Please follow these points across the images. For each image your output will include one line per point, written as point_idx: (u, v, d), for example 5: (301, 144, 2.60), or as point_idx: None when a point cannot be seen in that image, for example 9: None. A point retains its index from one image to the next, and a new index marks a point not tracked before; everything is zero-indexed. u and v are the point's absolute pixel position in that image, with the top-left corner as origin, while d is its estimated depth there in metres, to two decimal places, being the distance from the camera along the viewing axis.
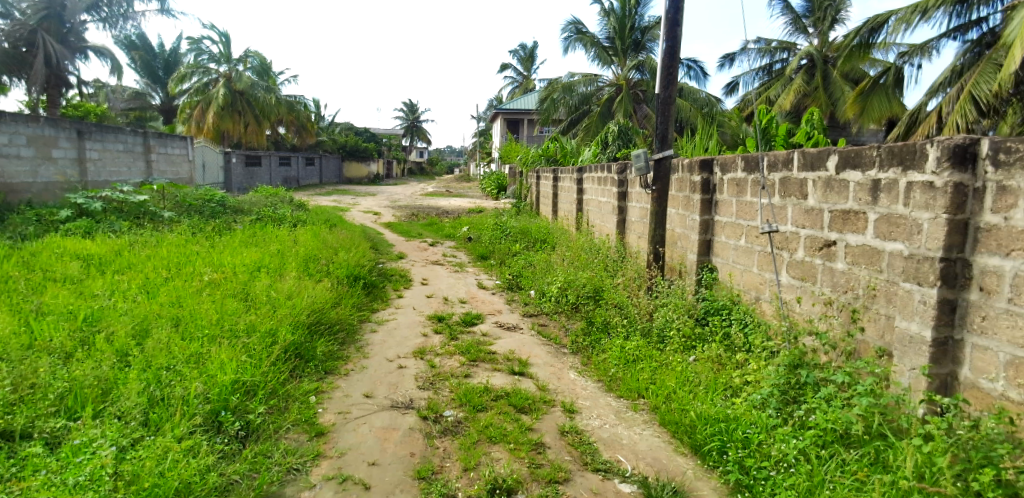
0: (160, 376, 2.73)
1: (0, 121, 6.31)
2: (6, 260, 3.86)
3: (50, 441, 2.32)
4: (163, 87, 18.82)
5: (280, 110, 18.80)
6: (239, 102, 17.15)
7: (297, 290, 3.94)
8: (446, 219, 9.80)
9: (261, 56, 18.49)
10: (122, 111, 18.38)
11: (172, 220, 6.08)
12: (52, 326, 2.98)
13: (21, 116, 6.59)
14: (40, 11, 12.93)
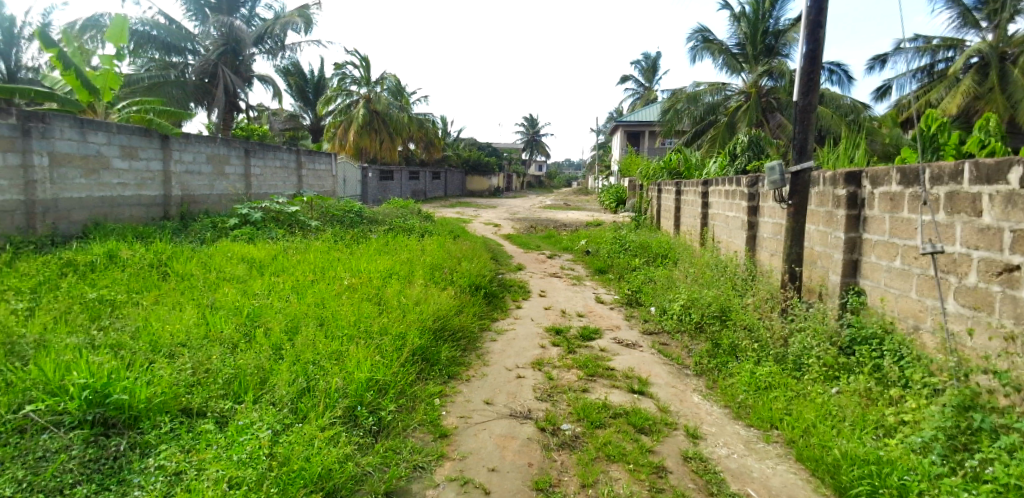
0: (307, 370, 3.02)
1: (191, 143, 7.42)
2: (189, 260, 4.49)
3: (220, 420, 2.66)
4: (313, 109, 20.98)
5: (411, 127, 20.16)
6: (376, 121, 18.61)
7: (424, 297, 4.16)
8: (565, 232, 9.87)
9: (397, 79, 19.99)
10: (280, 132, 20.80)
11: (317, 229, 6.74)
12: (223, 319, 3.41)
13: (204, 138, 7.67)
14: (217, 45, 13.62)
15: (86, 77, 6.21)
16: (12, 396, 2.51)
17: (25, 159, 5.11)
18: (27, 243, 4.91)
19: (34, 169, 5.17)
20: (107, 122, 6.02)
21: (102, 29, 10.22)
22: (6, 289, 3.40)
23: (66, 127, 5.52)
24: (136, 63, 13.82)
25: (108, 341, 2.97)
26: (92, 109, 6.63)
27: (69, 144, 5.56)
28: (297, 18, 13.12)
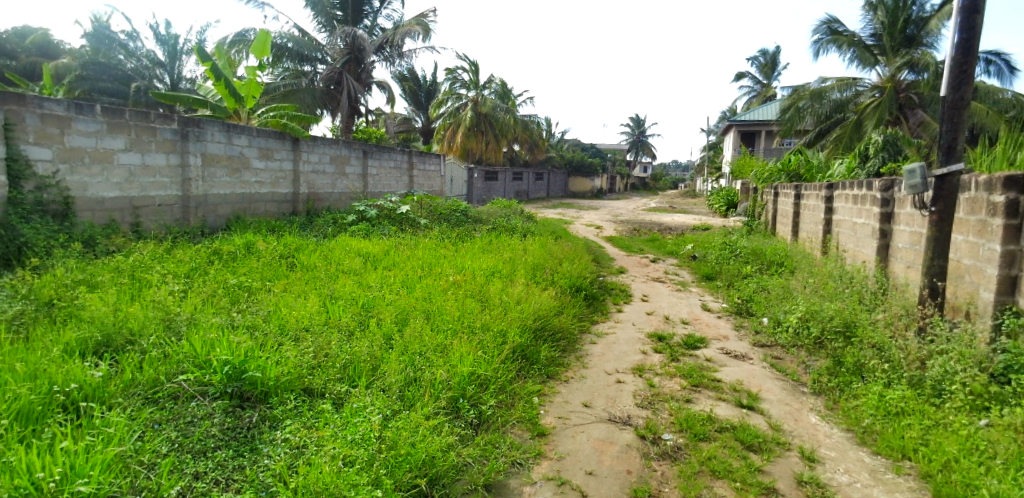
0: (415, 360, 3.17)
1: (319, 145, 8.09)
2: (314, 253, 4.91)
3: (336, 401, 2.87)
4: (425, 111, 22.02)
5: (517, 129, 20.50)
6: (484, 123, 19.12)
7: (525, 296, 4.22)
8: (670, 236, 9.57)
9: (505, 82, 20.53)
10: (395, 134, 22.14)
11: (425, 227, 7.07)
12: (341, 308, 3.68)
13: (329, 141, 8.32)
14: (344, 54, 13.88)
15: (233, 86, 6.95)
16: (169, 365, 2.87)
17: (183, 160, 5.84)
18: (182, 233, 5.62)
19: (190, 168, 5.90)
20: (249, 126, 6.72)
21: (249, 43, 11.39)
22: (167, 272, 3.91)
23: (217, 131, 6.23)
24: (271, 73, 14.29)
25: (245, 322, 3.31)
26: (238, 115, 7.44)
27: (218, 146, 6.27)
28: (416, 27, 13.63)
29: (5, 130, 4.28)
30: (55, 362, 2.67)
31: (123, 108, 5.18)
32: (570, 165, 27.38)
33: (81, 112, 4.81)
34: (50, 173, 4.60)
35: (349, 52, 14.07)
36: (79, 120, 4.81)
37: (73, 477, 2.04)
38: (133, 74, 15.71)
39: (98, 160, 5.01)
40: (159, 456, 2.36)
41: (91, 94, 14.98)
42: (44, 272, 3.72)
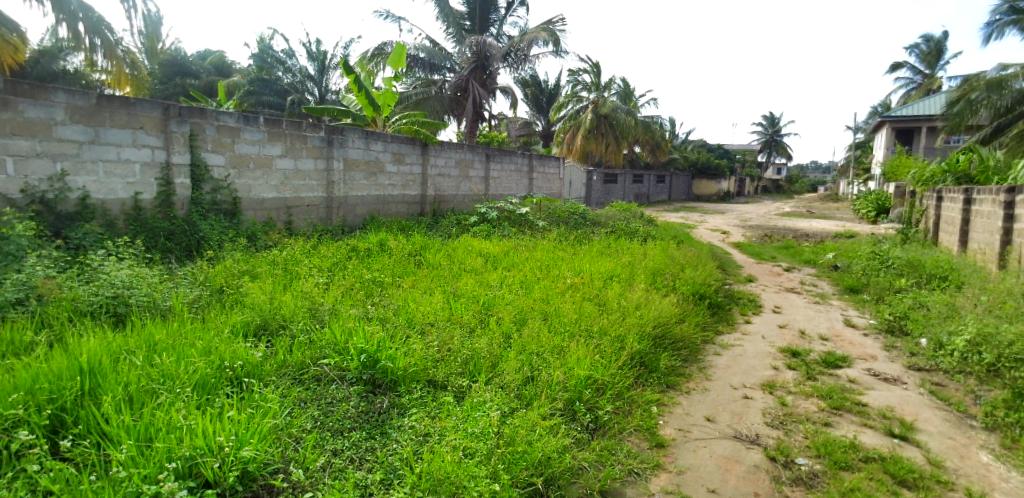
0: (532, 360, 3.22)
1: (446, 150, 8.53)
2: (439, 252, 5.18)
3: (458, 395, 3.00)
4: (546, 115, 22.30)
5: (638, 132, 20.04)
6: (603, 125, 18.95)
7: (644, 302, 4.11)
8: (807, 243, 8.83)
9: (626, 83, 20.21)
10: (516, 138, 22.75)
11: (544, 229, 7.16)
12: (463, 306, 3.84)
13: (455, 145, 8.73)
14: (471, 62, 14.21)
15: (372, 95, 7.56)
16: (314, 350, 3.18)
17: (328, 165, 6.45)
18: (326, 231, 6.22)
19: (334, 172, 6.51)
20: (384, 133, 7.25)
21: (385, 56, 12.28)
22: (313, 266, 4.34)
23: (357, 137, 6.80)
24: (404, 83, 15.07)
25: (378, 314, 3.57)
26: (375, 123, 8.06)
27: (357, 152, 6.84)
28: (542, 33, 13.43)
29: (190, 141, 4.99)
30: (226, 341, 3.07)
31: (281, 119, 5.83)
32: (692, 167, 26.21)
33: (248, 123, 5.47)
34: (223, 177, 5.30)
35: (474, 60, 14.16)
36: (246, 130, 5.48)
37: (238, 443, 2.32)
38: (290, 89, 17.63)
39: (260, 165, 5.68)
40: (304, 431, 2.62)
41: (257, 108, 17.06)
42: (218, 262, 4.29)
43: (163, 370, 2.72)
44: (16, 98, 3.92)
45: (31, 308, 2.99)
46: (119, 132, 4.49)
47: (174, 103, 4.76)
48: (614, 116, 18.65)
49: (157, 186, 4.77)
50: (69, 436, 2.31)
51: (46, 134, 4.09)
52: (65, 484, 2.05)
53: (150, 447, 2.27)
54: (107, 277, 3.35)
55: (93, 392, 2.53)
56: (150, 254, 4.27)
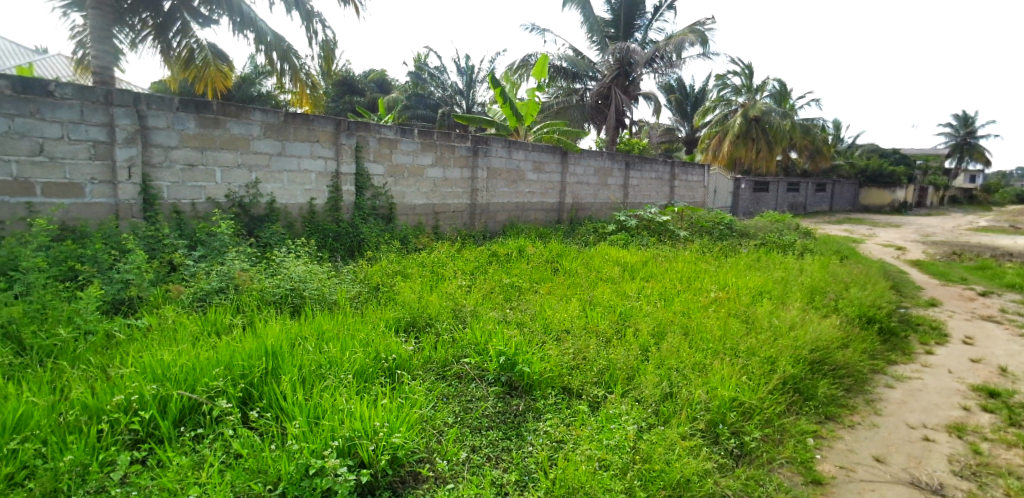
0: (671, 376, 3.10)
1: (586, 158, 8.58)
2: (576, 259, 5.21)
3: (593, 405, 2.98)
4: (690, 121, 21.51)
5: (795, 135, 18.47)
6: (754, 129, 17.71)
7: (800, 322, 3.76)
8: (1008, 264, 7.50)
9: (783, 85, 18.78)
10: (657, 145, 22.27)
11: (685, 240, 6.90)
12: (600, 315, 3.82)
13: (595, 153, 8.75)
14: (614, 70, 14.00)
15: (515, 106, 7.85)
16: (456, 349, 3.36)
17: (473, 173, 6.82)
18: (469, 235, 6.57)
19: (478, 180, 6.86)
20: (526, 142, 7.47)
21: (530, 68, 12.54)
22: (457, 268, 4.60)
23: (500, 147, 7.09)
24: (547, 92, 15.30)
25: (516, 318, 3.68)
26: (517, 132, 8.38)
27: (500, 161, 7.13)
28: (689, 36, 12.67)
29: (356, 152, 5.56)
30: (381, 334, 3.35)
31: (433, 130, 6.28)
32: (855, 173, 23.47)
33: (405, 135, 5.97)
34: (382, 184, 5.83)
35: (617, 67, 13.97)
36: (403, 142, 5.98)
37: (390, 429, 2.51)
38: (441, 102, 18.79)
39: (413, 173, 6.15)
40: (446, 425, 2.76)
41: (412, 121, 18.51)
42: (375, 262, 4.72)
43: (329, 357, 3.04)
44: (226, 117, 4.66)
45: (230, 296, 3.51)
46: (300, 145, 5.14)
47: (345, 118, 5.34)
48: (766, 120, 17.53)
49: (328, 192, 5.39)
50: (255, 408, 2.66)
51: (245, 147, 4.80)
52: (252, 450, 2.37)
53: (318, 424, 2.54)
54: (287, 271, 3.83)
55: (275, 372, 2.90)
56: (321, 252, 4.83)
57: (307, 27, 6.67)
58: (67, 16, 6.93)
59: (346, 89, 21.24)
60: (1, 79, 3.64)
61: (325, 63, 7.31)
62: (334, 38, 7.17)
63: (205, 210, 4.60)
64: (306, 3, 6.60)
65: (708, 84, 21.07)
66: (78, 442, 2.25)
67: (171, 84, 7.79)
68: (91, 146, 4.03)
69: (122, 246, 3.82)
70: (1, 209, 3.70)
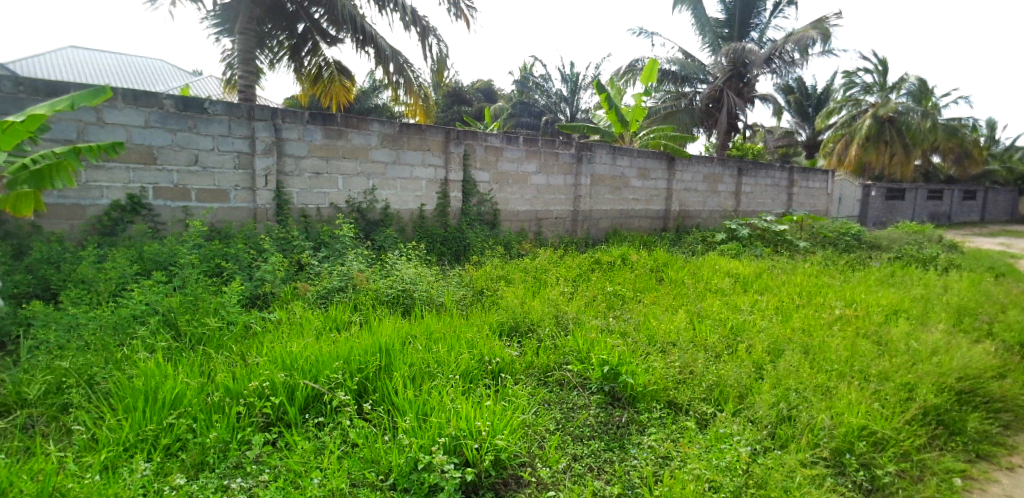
0: (789, 397, 2.89)
1: (694, 164, 8.30)
2: (683, 269, 5.06)
3: (700, 422, 2.86)
4: (812, 123, 20.10)
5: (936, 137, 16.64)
6: (888, 131, 16.20)
7: (945, 346, 3.37)
8: None
9: (923, 82, 16.99)
10: (772, 149, 21.01)
11: (805, 251, 6.45)
12: (709, 328, 3.67)
13: (704, 159, 8.44)
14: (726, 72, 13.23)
15: (620, 112, 7.86)
16: (558, 355, 3.36)
17: (577, 180, 6.85)
18: (572, 242, 6.59)
19: (581, 187, 6.86)
20: (631, 148, 7.38)
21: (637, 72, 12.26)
22: (559, 275, 4.63)
23: (604, 153, 7.05)
24: (654, 97, 14.83)
25: (619, 328, 3.62)
26: (621, 138, 8.34)
27: (604, 167, 7.09)
28: (813, 31, 11.80)
29: (464, 160, 5.78)
30: (485, 338, 3.43)
31: (538, 138, 6.38)
32: (1009, 178, 20.58)
33: (510, 143, 6.12)
34: (487, 191, 6.01)
35: (730, 69, 13.18)
36: (508, 149, 6.13)
37: (493, 431, 2.54)
38: (546, 109, 19.13)
39: (518, 180, 6.27)
40: (548, 431, 2.76)
41: (516, 129, 18.95)
42: (480, 266, 4.87)
43: (437, 357, 3.15)
44: (349, 129, 5.03)
45: (349, 294, 3.77)
46: (412, 153, 5.42)
47: (454, 128, 5.57)
48: (903, 120, 15.93)
49: (437, 198, 5.64)
50: (370, 401, 2.81)
51: (364, 156, 5.15)
52: (366, 440, 2.50)
53: (426, 420, 2.63)
54: (399, 273, 4.04)
55: (387, 368, 3.04)
56: (430, 255, 5.05)
57: (422, 42, 7.02)
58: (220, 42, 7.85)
59: (455, 99, 22.23)
60: (169, 98, 4.18)
61: (437, 76, 7.63)
62: (447, 52, 7.47)
63: (329, 215, 5.00)
64: (423, 20, 6.95)
65: (834, 83, 19.57)
66: (221, 421, 2.48)
67: (302, 100, 8.49)
68: (235, 156, 4.52)
69: (259, 246, 4.24)
70: (164, 212, 4.26)
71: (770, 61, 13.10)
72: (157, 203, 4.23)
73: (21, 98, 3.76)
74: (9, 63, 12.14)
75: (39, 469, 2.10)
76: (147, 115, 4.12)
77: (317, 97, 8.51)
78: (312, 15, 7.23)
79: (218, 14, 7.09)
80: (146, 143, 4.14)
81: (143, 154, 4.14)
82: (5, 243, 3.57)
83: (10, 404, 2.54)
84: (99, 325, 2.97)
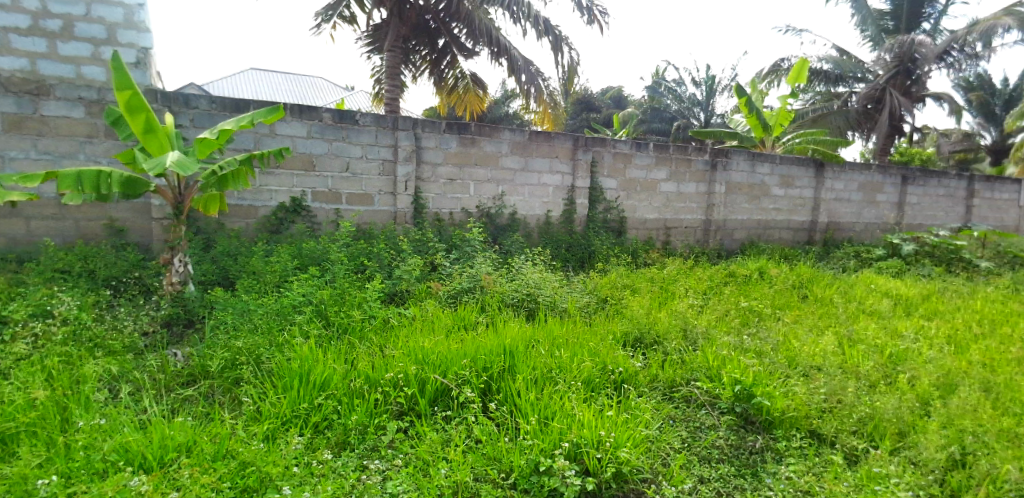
0: (963, 440, 2.50)
1: (847, 171, 7.57)
2: (831, 288, 4.69)
3: (848, 457, 2.57)
4: (999, 125, 17.28)
5: None
6: None
7: None
8: None
9: None
10: (945, 155, 18.42)
11: (987, 272, 5.58)
12: (863, 355, 3.32)
13: (859, 166, 7.68)
14: (892, 68, 11.70)
15: (763, 116, 7.45)
16: (685, 370, 3.21)
17: (711, 188, 6.55)
18: (702, 253, 6.31)
19: (715, 195, 6.55)
20: (773, 155, 6.93)
21: (782, 73, 11.35)
22: (688, 287, 4.47)
23: (741, 160, 6.68)
24: (801, 99, 13.41)
25: (754, 347, 3.39)
26: (762, 143, 7.90)
27: (742, 175, 6.72)
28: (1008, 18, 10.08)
29: (592, 167, 5.79)
30: (609, 347, 3.37)
31: (669, 144, 6.21)
32: None
33: (639, 149, 6.01)
34: (614, 198, 5.96)
35: (897, 64, 11.56)
36: (638, 156, 6.03)
37: (617, 442, 2.48)
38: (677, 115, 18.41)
39: (646, 188, 6.15)
40: (672, 449, 2.64)
41: (646, 135, 18.57)
42: (605, 274, 4.83)
43: (560, 362, 3.14)
44: (482, 137, 5.27)
45: (477, 296, 3.94)
46: (541, 160, 5.54)
47: (583, 135, 5.61)
48: None
49: (563, 205, 5.71)
50: (494, 400, 2.88)
51: (495, 163, 5.36)
52: (489, 438, 2.55)
53: (548, 425, 2.64)
54: (524, 277, 4.14)
55: (512, 369, 3.09)
56: (555, 261, 5.11)
57: (555, 51, 7.14)
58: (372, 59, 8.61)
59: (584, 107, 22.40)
60: (328, 112, 4.67)
61: (567, 84, 7.71)
62: (578, 60, 7.53)
63: (460, 219, 5.27)
64: (555, 29, 7.07)
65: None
66: (361, 406, 2.68)
67: (439, 110, 8.98)
68: (381, 163, 4.93)
69: (398, 246, 4.57)
70: (320, 214, 4.76)
71: (946, 55, 11.49)
72: (315, 205, 4.74)
73: (214, 114, 4.42)
74: (207, 85, 14.40)
75: (216, 432, 2.41)
76: (309, 127, 4.63)
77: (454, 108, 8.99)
78: (452, 30, 7.68)
79: (372, 34, 7.80)
80: (307, 152, 4.65)
81: (305, 162, 4.65)
82: (197, 237, 4.20)
83: (196, 374, 2.95)
84: (266, 311, 3.37)
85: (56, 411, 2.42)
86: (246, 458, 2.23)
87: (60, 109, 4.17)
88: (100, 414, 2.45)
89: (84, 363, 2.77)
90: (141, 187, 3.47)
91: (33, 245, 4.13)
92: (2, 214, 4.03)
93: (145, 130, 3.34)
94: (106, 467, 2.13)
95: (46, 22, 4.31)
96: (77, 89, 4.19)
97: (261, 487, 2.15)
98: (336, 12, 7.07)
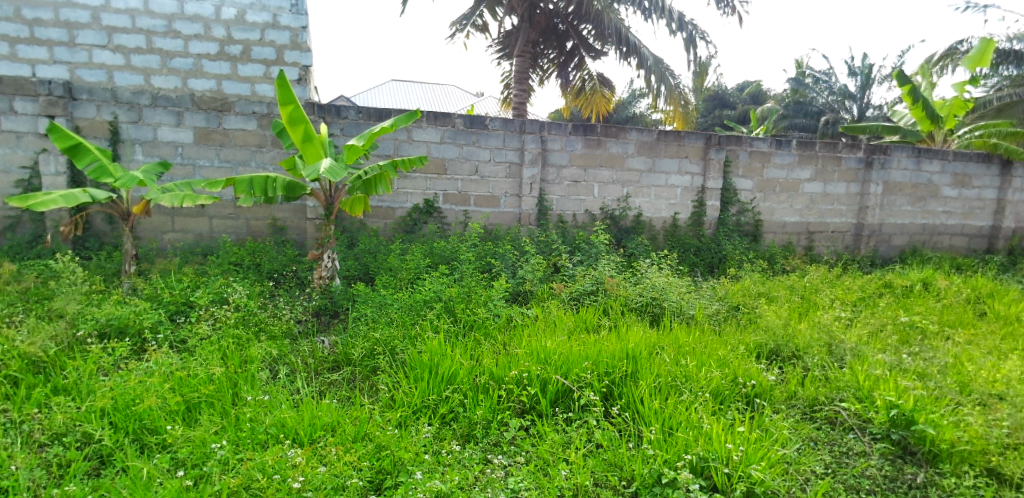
0: None
1: None
2: (1019, 303, 4.12)
3: None
4: None
5: None
6: None
7: None
8: None
9: None
10: None
11: None
12: None
13: None
14: None
15: (932, 106, 6.61)
16: (830, 389, 2.88)
17: (864, 188, 5.93)
18: (851, 260, 5.73)
19: (870, 196, 5.91)
20: (946, 151, 6.13)
21: (959, 56, 9.94)
22: (835, 298, 4.10)
23: (904, 157, 5.97)
24: (985, 84, 11.33)
25: (916, 367, 2.99)
26: (930, 138, 7.37)
27: (903, 173, 6.01)
28: None
29: (725, 166, 5.50)
30: (740, 358, 3.12)
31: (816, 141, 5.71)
32: None
33: (780, 147, 5.59)
34: (749, 199, 5.60)
35: None
36: (778, 154, 5.62)
37: (747, 458, 2.28)
38: (824, 108, 16.82)
39: (787, 188, 5.71)
40: (814, 474, 2.35)
41: (788, 132, 16.96)
42: (738, 280, 4.56)
43: (686, 371, 2.94)
44: (608, 138, 5.22)
45: (601, 298, 3.92)
46: (669, 161, 5.37)
47: (716, 133, 5.34)
48: None
49: (692, 207, 5.49)
50: (616, 405, 2.75)
51: (621, 164, 5.28)
52: (610, 443, 2.47)
53: (672, 435, 2.50)
54: (650, 281, 4.04)
55: (634, 375, 2.94)
56: (682, 266, 4.94)
57: (688, 47, 6.88)
58: (502, 65, 8.90)
59: (717, 104, 21.41)
60: (460, 117, 4.89)
61: (700, 81, 7.38)
62: (712, 54, 7.19)
63: (584, 221, 5.28)
64: (689, 24, 6.81)
65: None
66: (485, 401, 2.73)
67: (565, 112, 9.04)
68: (508, 166, 5.08)
69: (524, 248, 4.70)
70: (450, 214, 5.03)
71: None
72: (445, 207, 5.01)
73: (360, 123, 4.82)
74: (352, 96, 15.77)
75: (357, 416, 2.60)
76: (442, 132, 4.89)
77: (578, 109, 8.98)
78: (581, 32, 7.71)
79: (502, 41, 8.07)
80: (440, 156, 4.91)
81: (437, 166, 4.92)
82: (343, 235, 4.63)
83: (340, 361, 3.20)
84: (400, 306, 3.58)
85: (228, 385, 2.76)
86: (381, 442, 2.38)
87: (237, 123, 4.79)
88: (263, 391, 2.76)
89: (252, 344, 3.13)
90: (299, 190, 3.87)
91: (213, 240, 4.79)
92: (190, 214, 4.71)
93: (303, 140, 3.74)
94: (267, 438, 2.40)
95: (229, 47, 4.99)
96: (252, 104, 4.79)
97: (394, 470, 2.29)
98: (469, 21, 7.39)
